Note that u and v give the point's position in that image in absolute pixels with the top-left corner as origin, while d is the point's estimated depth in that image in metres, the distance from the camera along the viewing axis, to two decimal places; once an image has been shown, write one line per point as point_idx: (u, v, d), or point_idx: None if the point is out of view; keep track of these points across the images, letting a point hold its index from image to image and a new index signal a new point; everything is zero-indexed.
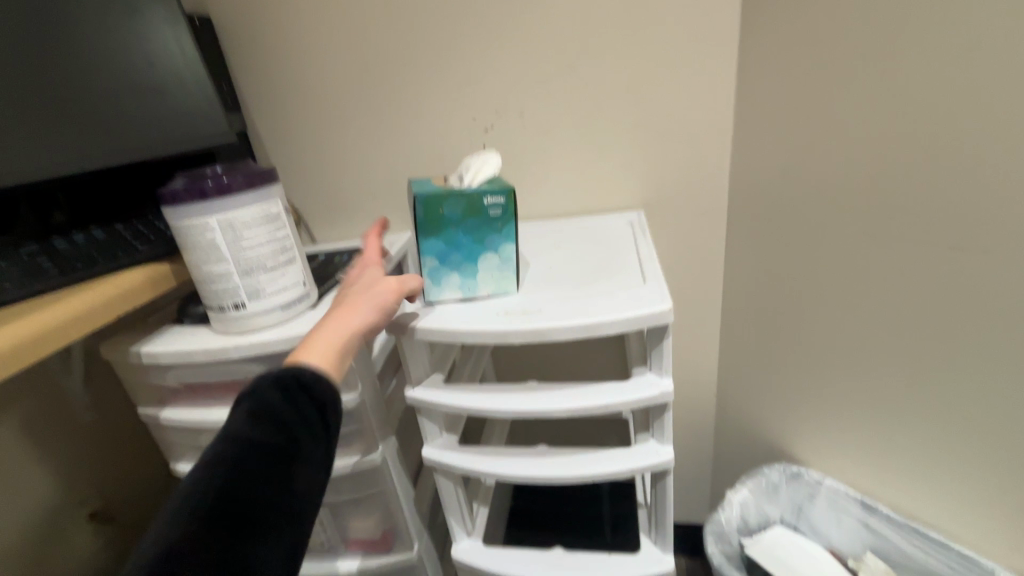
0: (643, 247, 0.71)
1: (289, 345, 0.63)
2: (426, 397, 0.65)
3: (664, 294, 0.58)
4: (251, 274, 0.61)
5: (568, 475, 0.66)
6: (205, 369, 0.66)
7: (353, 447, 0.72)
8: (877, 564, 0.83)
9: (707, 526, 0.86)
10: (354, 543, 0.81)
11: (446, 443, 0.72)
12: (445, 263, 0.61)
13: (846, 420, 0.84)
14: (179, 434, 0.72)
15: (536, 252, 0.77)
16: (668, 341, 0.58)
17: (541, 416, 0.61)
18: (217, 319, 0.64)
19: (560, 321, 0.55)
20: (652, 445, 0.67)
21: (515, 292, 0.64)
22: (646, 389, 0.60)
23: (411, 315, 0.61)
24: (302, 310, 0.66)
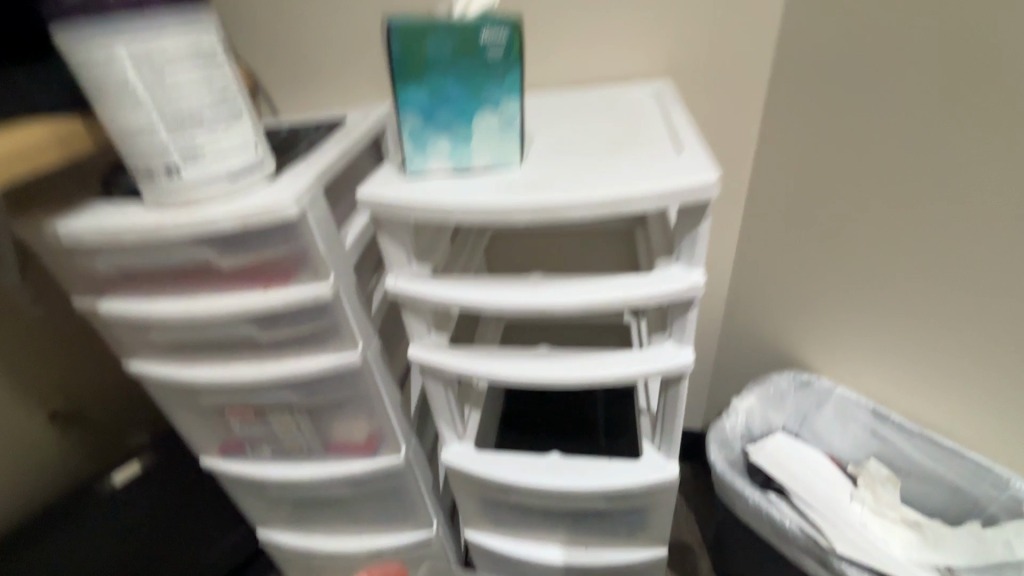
0: (675, 116, 0.58)
1: (240, 224, 0.51)
2: (412, 288, 0.56)
3: (706, 162, 0.46)
4: (183, 128, 0.47)
5: (573, 377, 0.58)
6: (142, 251, 0.55)
7: (327, 346, 0.63)
8: (880, 470, 0.81)
9: (711, 432, 0.82)
10: (336, 448, 0.75)
11: (435, 343, 0.63)
12: (431, 122, 0.49)
13: (871, 325, 0.77)
14: (126, 330, 0.63)
15: (542, 122, 0.64)
16: (706, 224, 0.48)
17: (546, 312, 0.52)
18: (148, 188, 0.51)
19: (576, 193, 0.44)
20: (670, 347, 0.58)
21: (518, 166, 0.51)
22: (672, 282, 0.51)
23: (391, 188, 0.50)
24: (255, 183, 0.53)
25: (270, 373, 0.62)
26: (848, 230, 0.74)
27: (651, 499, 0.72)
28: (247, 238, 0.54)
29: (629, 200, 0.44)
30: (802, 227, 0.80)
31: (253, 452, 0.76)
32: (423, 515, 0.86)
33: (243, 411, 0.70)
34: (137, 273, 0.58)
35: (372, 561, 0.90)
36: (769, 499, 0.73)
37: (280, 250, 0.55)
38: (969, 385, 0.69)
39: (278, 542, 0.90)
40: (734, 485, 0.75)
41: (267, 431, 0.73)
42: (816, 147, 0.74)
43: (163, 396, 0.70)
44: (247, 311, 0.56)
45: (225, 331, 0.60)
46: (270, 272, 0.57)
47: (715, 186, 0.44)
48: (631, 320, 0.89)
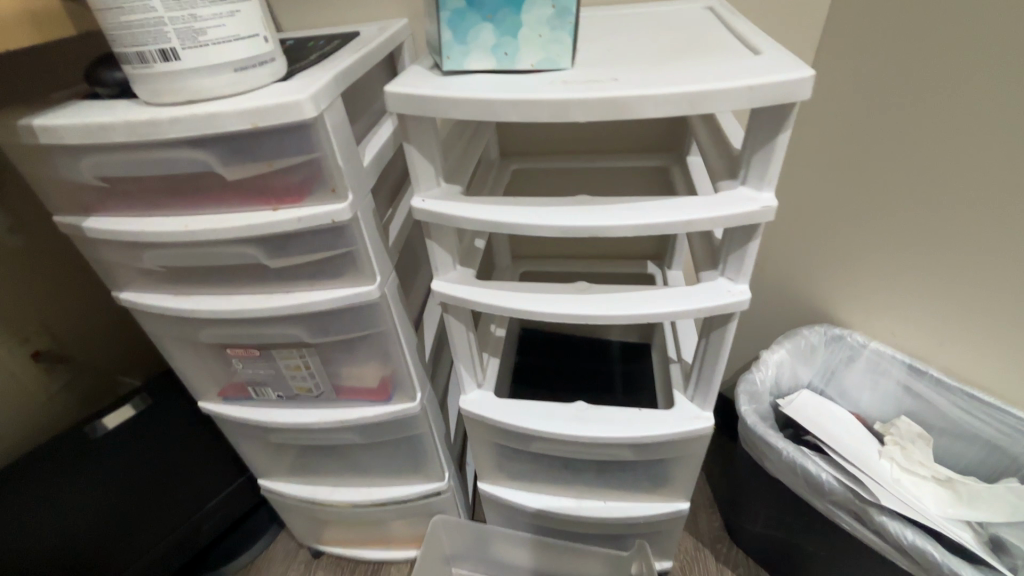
0: (739, 25, 0.52)
1: (249, 125, 0.44)
2: (442, 209, 0.49)
3: (795, 60, 0.40)
4: (181, 2, 0.40)
5: (617, 314, 0.52)
6: (132, 160, 0.47)
7: (342, 277, 0.57)
8: (911, 427, 0.78)
9: (740, 385, 0.78)
10: (347, 391, 0.70)
11: (460, 277, 0.58)
12: (474, 4, 0.41)
13: (917, 277, 0.73)
14: (116, 254, 0.56)
15: (584, 32, 0.57)
16: (785, 136, 0.42)
17: (595, 234, 0.46)
18: (140, 79, 0.44)
19: (649, 88, 0.38)
20: (722, 284, 0.53)
21: (569, 68, 0.45)
22: (739, 204, 0.45)
23: (426, 85, 0.43)
24: (264, 80, 0.47)
25: (279, 305, 0.57)
26: (902, 172, 0.69)
27: (679, 451, 0.69)
28: (256, 146, 0.47)
29: (710, 97, 0.37)
30: (850, 171, 0.74)
31: (256, 395, 0.71)
32: (435, 465, 0.82)
33: (247, 349, 0.64)
34: (127, 186, 0.51)
35: (380, 513, 0.87)
36: (803, 452, 0.70)
37: (292, 161, 0.48)
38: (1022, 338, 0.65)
39: (281, 492, 0.86)
40: (766, 438, 0.72)
41: (272, 372, 0.67)
42: (875, 80, 0.68)
43: (158, 331, 0.64)
44: (255, 231, 0.50)
45: (228, 256, 0.54)
46: (280, 188, 0.50)
47: (811, 83, 0.38)
48: (657, 273, 0.86)
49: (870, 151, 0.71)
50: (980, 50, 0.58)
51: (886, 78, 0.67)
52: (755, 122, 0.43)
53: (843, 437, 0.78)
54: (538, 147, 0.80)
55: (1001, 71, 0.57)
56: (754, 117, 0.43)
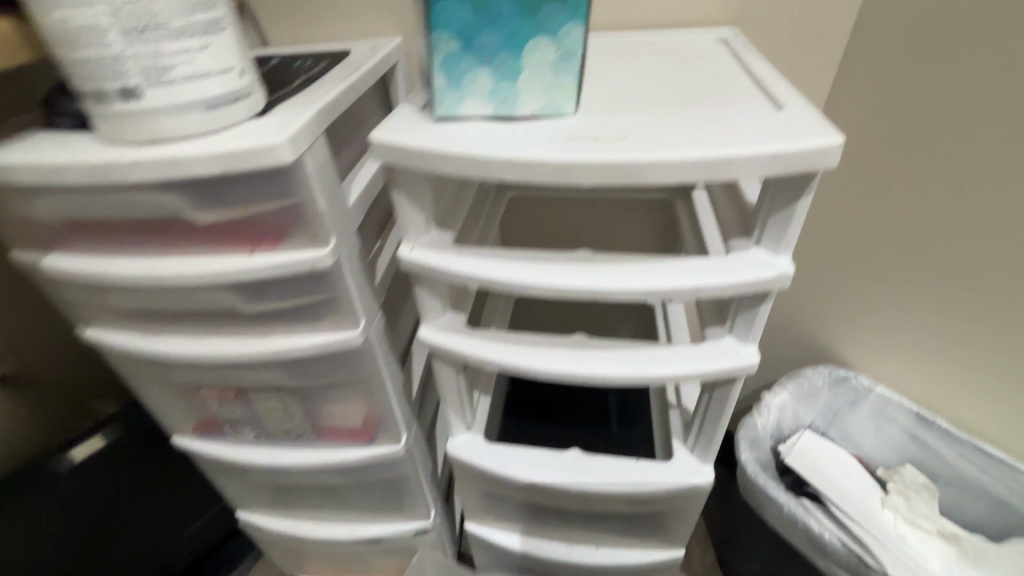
0: (757, 67, 0.48)
1: (220, 170, 0.40)
2: (430, 261, 0.46)
3: (823, 122, 0.36)
4: (142, 37, 0.36)
5: (616, 374, 0.49)
6: (93, 200, 0.43)
7: (324, 322, 0.54)
8: (915, 476, 0.76)
9: (741, 431, 0.75)
10: (329, 432, 0.67)
11: (450, 324, 0.54)
12: (470, 48, 0.38)
13: (929, 324, 0.70)
14: (80, 294, 0.52)
15: (589, 67, 0.53)
16: (806, 201, 0.39)
17: (596, 297, 0.43)
18: (100, 117, 0.39)
19: (661, 152, 0.34)
20: (730, 344, 0.50)
21: (572, 114, 0.41)
22: (752, 269, 0.42)
23: (416, 133, 0.39)
24: (240, 117, 0.42)
25: (256, 352, 0.53)
26: (918, 216, 0.66)
27: (677, 503, 0.65)
28: (227, 188, 0.43)
29: (729, 164, 0.34)
30: (862, 211, 0.71)
31: (233, 433, 0.67)
32: (421, 504, 0.78)
33: (223, 390, 0.61)
34: (88, 225, 0.46)
35: (363, 549, 0.83)
36: (805, 507, 0.67)
37: (269, 206, 0.44)
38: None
39: (261, 525, 0.82)
40: (766, 490, 0.68)
41: (249, 413, 0.64)
42: (893, 119, 0.64)
43: (127, 369, 0.60)
44: (227, 279, 0.46)
45: (199, 301, 0.50)
46: (256, 233, 0.46)
47: (840, 151, 0.34)
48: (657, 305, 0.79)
49: (885, 192, 0.68)
50: (1008, 95, 0.55)
51: (904, 118, 0.63)
52: (773, 184, 0.40)
53: (846, 485, 0.76)
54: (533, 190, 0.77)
55: None
56: (773, 177, 0.40)
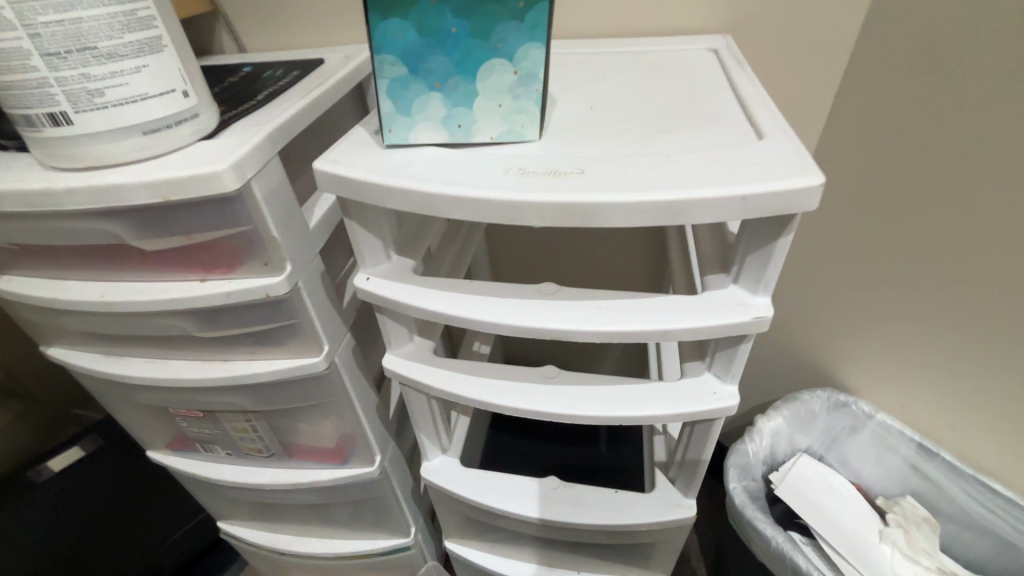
0: (743, 85, 0.44)
1: (159, 198, 0.38)
2: (387, 293, 0.43)
3: (805, 156, 0.33)
4: (67, 60, 0.33)
5: (585, 413, 0.46)
6: (34, 226, 0.41)
7: (285, 348, 0.52)
8: (915, 509, 0.72)
9: (730, 458, 0.72)
10: (301, 452, 0.65)
11: (416, 353, 0.52)
12: (419, 71, 0.35)
13: (933, 353, 0.65)
14: (36, 315, 0.50)
15: (565, 81, 0.50)
16: (786, 241, 0.35)
17: (559, 337, 0.40)
18: (35, 143, 0.38)
19: (618, 191, 0.31)
20: (708, 382, 0.46)
21: (536, 139, 0.38)
22: (728, 311, 0.38)
23: (361, 162, 0.36)
24: (186, 140, 0.40)
25: (214, 377, 0.51)
26: (925, 238, 0.62)
27: (658, 537, 0.63)
28: (172, 215, 0.41)
29: (692, 206, 0.31)
30: (866, 230, 0.67)
31: (204, 450, 0.66)
32: (400, 522, 0.77)
33: (190, 410, 0.59)
34: (37, 248, 0.45)
35: (344, 565, 0.82)
36: (794, 542, 0.64)
37: (218, 233, 0.42)
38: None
39: (241, 537, 0.82)
40: (754, 522, 0.66)
41: (218, 432, 0.62)
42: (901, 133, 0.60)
43: (94, 387, 0.59)
44: (176, 307, 0.44)
45: (153, 325, 0.48)
46: (207, 258, 0.44)
47: (820, 193, 0.30)
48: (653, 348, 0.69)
49: (890, 211, 0.64)
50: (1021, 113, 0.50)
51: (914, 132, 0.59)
52: (751, 222, 0.36)
53: (841, 516, 0.72)
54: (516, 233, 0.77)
55: None
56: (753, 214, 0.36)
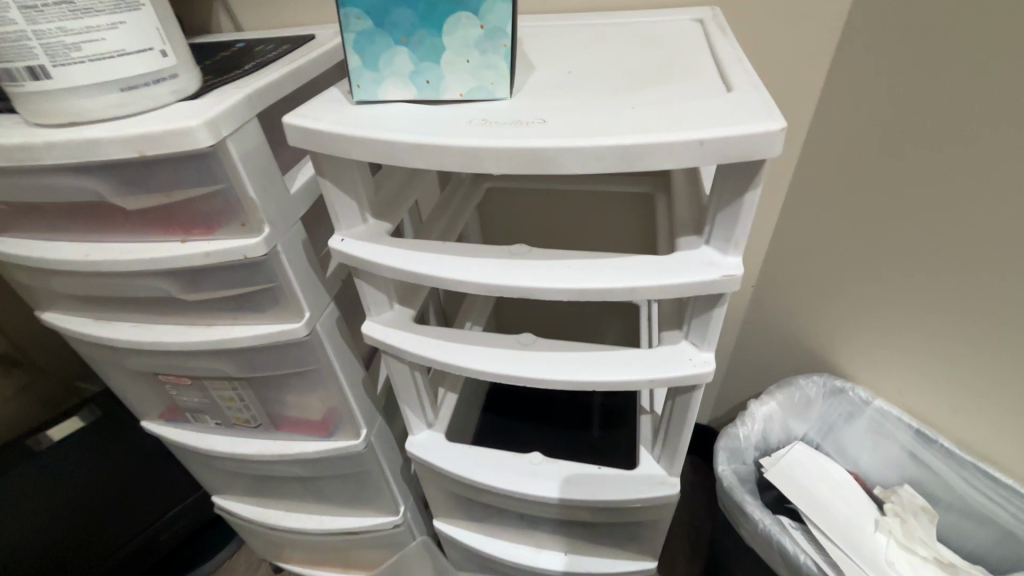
0: (723, 47, 0.44)
1: (135, 153, 0.39)
2: (360, 254, 0.44)
3: (769, 105, 0.32)
4: (44, 12, 0.34)
5: (560, 378, 0.46)
6: (21, 184, 0.43)
7: (268, 313, 0.52)
8: (913, 498, 0.70)
9: (720, 441, 0.73)
10: (289, 424, 0.66)
11: (395, 320, 0.52)
12: (384, 25, 0.35)
13: (926, 335, 0.63)
14: (29, 277, 0.52)
15: (547, 49, 0.50)
16: (753, 196, 0.35)
17: (527, 296, 0.40)
18: (17, 98, 0.39)
19: (575, 137, 0.31)
20: (685, 350, 0.46)
21: (506, 98, 0.38)
22: (698, 270, 0.38)
23: (328, 116, 0.37)
24: (164, 99, 0.41)
25: (198, 341, 0.52)
26: (914, 215, 0.59)
27: (641, 517, 0.62)
28: (149, 173, 0.42)
29: (647, 152, 0.30)
30: (860, 210, 0.65)
31: (195, 420, 0.67)
32: (388, 500, 0.77)
33: (179, 377, 0.60)
34: (25, 207, 0.46)
35: (336, 542, 0.83)
36: (782, 526, 0.63)
37: (194, 192, 0.43)
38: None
39: (235, 512, 0.83)
40: (742, 504, 0.65)
41: (208, 401, 0.64)
42: (889, 108, 0.58)
43: (88, 353, 0.61)
44: (155, 266, 0.45)
45: (136, 287, 0.49)
46: (186, 219, 0.45)
47: (780, 139, 0.30)
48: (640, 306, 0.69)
49: (882, 189, 0.62)
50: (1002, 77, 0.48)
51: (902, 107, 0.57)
52: (717, 177, 0.36)
53: (834, 503, 0.71)
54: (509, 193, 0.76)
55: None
56: (721, 168, 0.35)
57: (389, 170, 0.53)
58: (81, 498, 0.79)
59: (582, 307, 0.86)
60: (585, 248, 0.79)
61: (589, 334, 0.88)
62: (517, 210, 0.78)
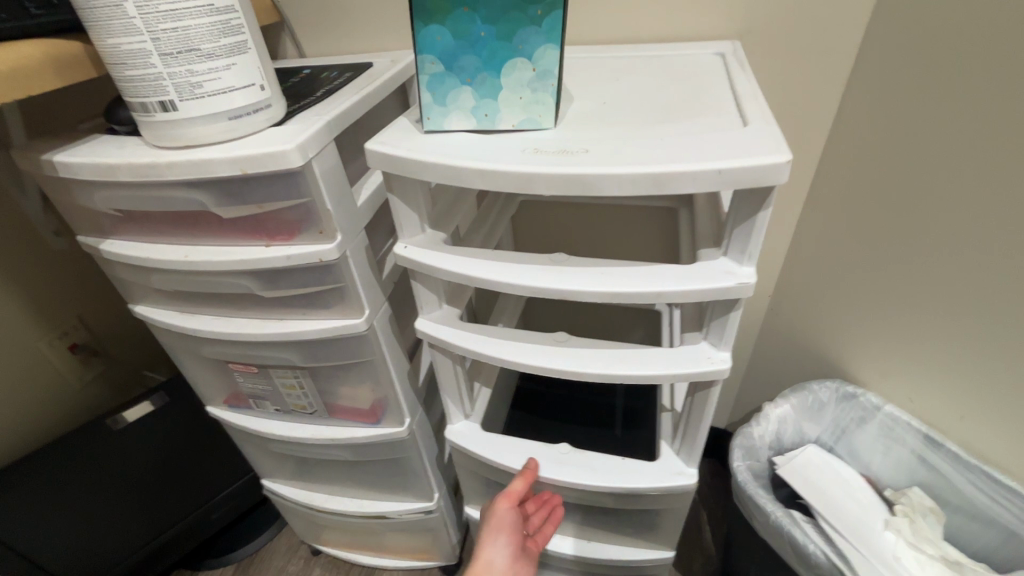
0: (741, 82, 0.50)
1: (239, 170, 0.47)
2: (420, 260, 0.50)
3: (778, 138, 0.38)
4: (177, 59, 0.42)
5: (591, 372, 0.51)
6: (140, 196, 0.51)
7: (333, 309, 0.59)
8: (922, 499, 0.74)
9: (736, 439, 0.78)
10: (341, 410, 0.73)
11: (444, 317, 0.59)
12: (453, 68, 0.42)
13: (931, 345, 0.67)
14: (130, 274, 0.60)
15: (583, 81, 0.56)
16: (764, 215, 0.40)
17: (566, 298, 0.46)
18: (145, 125, 0.47)
19: (613, 166, 0.38)
20: (704, 350, 0.51)
21: (552, 127, 0.44)
22: (716, 278, 0.44)
23: (403, 143, 0.44)
24: (261, 124, 0.49)
25: (273, 333, 0.59)
26: (920, 233, 0.64)
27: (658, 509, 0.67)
28: (246, 188, 0.49)
29: (675, 178, 0.37)
30: (870, 225, 0.69)
31: (256, 406, 0.75)
32: (425, 486, 0.83)
33: (247, 365, 0.68)
34: (138, 215, 0.55)
35: (373, 525, 0.89)
36: (793, 518, 0.68)
37: (282, 204, 0.51)
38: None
39: (281, 493, 0.90)
40: (755, 498, 0.70)
41: (270, 388, 0.71)
42: (898, 133, 0.63)
43: (169, 342, 0.69)
44: (245, 266, 0.52)
45: (222, 284, 0.57)
46: (272, 226, 0.53)
47: (787, 169, 0.36)
48: (661, 307, 0.75)
49: (889, 208, 0.67)
50: (1003, 109, 0.52)
51: (909, 133, 0.62)
52: (733, 198, 0.42)
53: (845, 503, 0.75)
54: (542, 202, 0.82)
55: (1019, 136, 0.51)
56: (737, 191, 0.41)
57: (440, 185, 0.60)
58: (147, 474, 0.87)
59: (607, 310, 0.91)
60: (613, 255, 0.84)
61: (616, 336, 0.93)
62: (548, 219, 0.84)
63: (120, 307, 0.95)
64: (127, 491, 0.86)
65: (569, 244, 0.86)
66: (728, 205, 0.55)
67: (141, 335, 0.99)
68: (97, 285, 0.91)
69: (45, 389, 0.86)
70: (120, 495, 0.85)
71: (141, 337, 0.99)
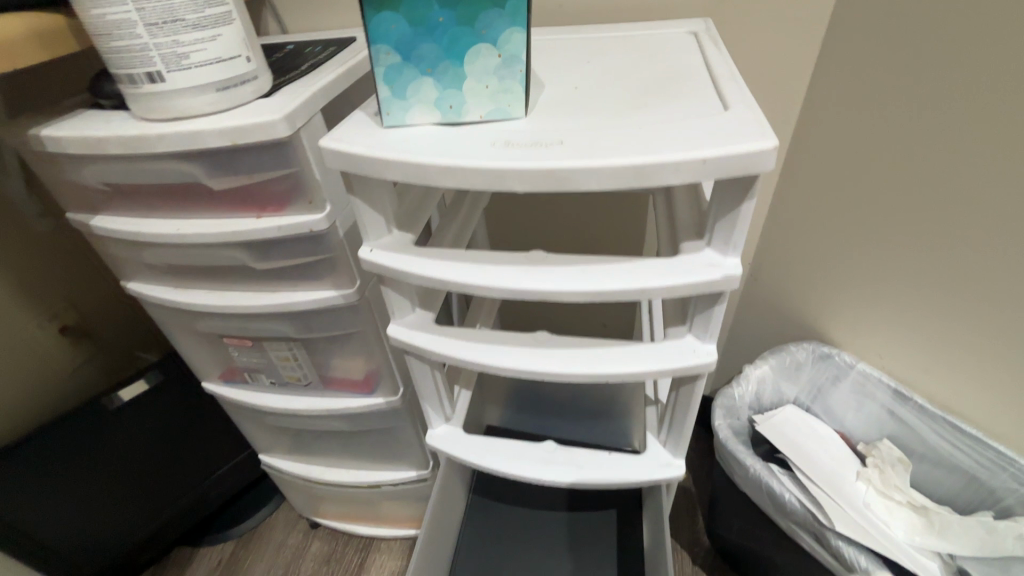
0: (717, 64, 0.51)
1: (229, 142, 0.47)
2: (392, 264, 0.51)
3: (760, 123, 0.40)
4: (163, 29, 0.42)
5: (576, 373, 0.53)
6: (129, 169, 0.52)
7: (325, 280, 0.61)
8: (891, 450, 0.78)
9: (718, 398, 0.81)
10: (335, 381, 0.75)
11: (414, 322, 0.60)
12: (410, 59, 0.44)
13: (900, 306, 0.71)
14: (122, 250, 0.61)
15: (564, 62, 0.57)
16: (748, 206, 0.42)
17: (552, 297, 0.47)
18: (133, 96, 0.47)
19: (594, 157, 0.39)
20: (690, 343, 0.53)
21: (520, 116, 0.46)
22: (702, 271, 0.46)
23: (361, 142, 0.45)
24: (247, 95, 0.49)
25: (266, 303, 0.61)
26: (890, 198, 0.67)
27: (661, 557, 0.65)
28: (236, 158, 0.50)
29: (660, 170, 0.38)
30: (842, 193, 0.72)
31: (251, 380, 0.76)
32: (420, 454, 0.86)
33: (241, 338, 0.70)
34: (127, 189, 0.55)
35: (369, 494, 0.92)
36: (771, 471, 0.71)
37: (271, 174, 0.52)
38: (995, 379, 0.63)
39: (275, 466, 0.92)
40: (735, 453, 0.73)
41: (264, 360, 0.73)
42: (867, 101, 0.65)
43: (162, 319, 0.70)
44: (235, 237, 0.54)
45: (216, 256, 0.58)
46: (262, 198, 0.54)
47: (771, 155, 0.38)
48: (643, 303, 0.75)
49: (859, 175, 0.69)
50: (963, 73, 0.55)
51: (878, 100, 0.64)
52: (714, 193, 0.44)
53: (821, 458, 0.79)
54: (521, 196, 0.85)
55: (980, 98, 0.54)
56: (721, 183, 0.43)
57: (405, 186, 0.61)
58: (144, 453, 0.89)
59: None
60: (595, 237, 0.86)
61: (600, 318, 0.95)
62: (531, 203, 0.85)
63: (111, 289, 0.96)
64: (127, 470, 0.87)
65: (556, 236, 0.87)
66: (709, 195, 0.57)
67: (132, 315, 1.00)
68: (88, 267, 0.92)
69: (44, 369, 0.87)
70: (119, 472, 0.86)
71: (133, 317, 1.00)
